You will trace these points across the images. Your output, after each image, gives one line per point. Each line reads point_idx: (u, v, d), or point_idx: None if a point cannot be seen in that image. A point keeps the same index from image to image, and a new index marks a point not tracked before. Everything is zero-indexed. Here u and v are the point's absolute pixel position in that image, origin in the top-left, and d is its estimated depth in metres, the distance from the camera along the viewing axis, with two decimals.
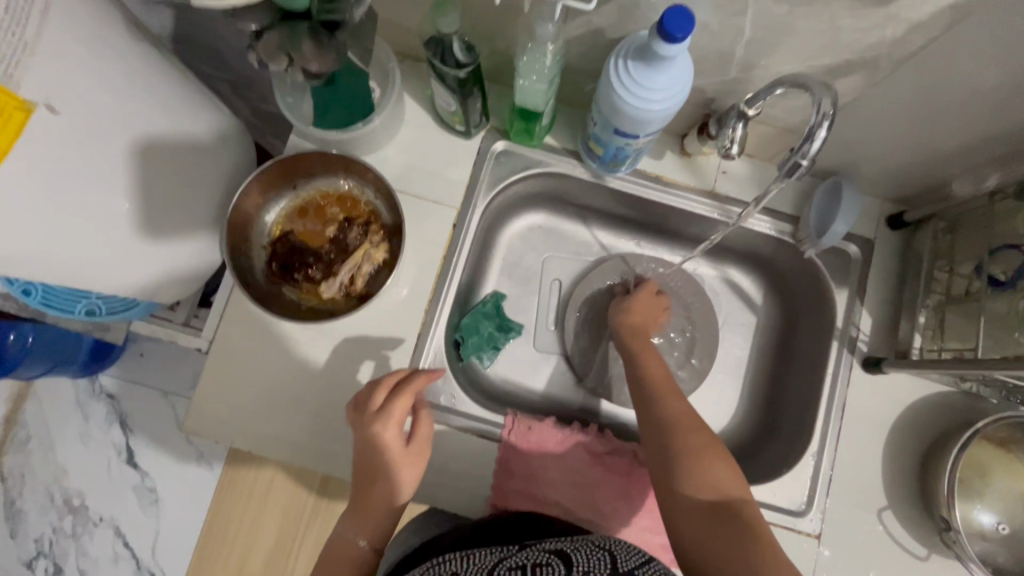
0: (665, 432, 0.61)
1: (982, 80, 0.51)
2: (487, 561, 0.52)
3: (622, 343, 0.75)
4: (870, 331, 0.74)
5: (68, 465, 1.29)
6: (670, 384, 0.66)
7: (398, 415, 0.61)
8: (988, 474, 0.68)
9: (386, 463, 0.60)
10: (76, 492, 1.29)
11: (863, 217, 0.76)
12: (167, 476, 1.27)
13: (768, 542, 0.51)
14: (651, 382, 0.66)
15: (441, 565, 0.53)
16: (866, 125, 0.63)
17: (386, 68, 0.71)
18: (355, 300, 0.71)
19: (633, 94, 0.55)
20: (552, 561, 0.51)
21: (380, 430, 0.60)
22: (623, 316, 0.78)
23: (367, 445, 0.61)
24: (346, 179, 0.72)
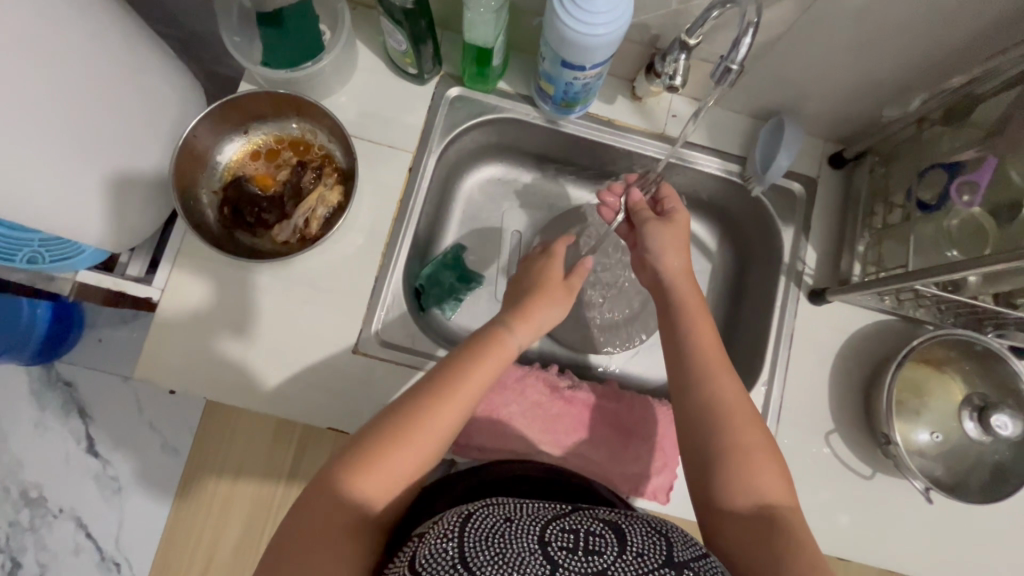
0: (708, 421, 0.56)
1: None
2: (541, 515, 0.49)
3: (664, 292, 0.67)
4: (815, 265, 0.77)
5: (24, 455, 1.25)
6: (722, 361, 0.60)
7: (556, 291, 0.69)
8: (923, 393, 0.72)
9: (530, 322, 0.64)
10: (33, 484, 1.24)
11: (806, 156, 0.79)
12: (130, 462, 1.24)
13: (810, 561, 0.48)
14: (700, 354, 0.60)
15: (494, 506, 0.50)
16: (804, 59, 0.66)
17: (336, 10, 0.70)
18: (310, 243, 0.71)
19: (576, 20, 0.56)
20: (607, 533, 0.47)
21: (541, 296, 0.67)
22: (665, 257, 0.67)
23: (517, 308, 0.65)
24: (299, 122, 0.72)
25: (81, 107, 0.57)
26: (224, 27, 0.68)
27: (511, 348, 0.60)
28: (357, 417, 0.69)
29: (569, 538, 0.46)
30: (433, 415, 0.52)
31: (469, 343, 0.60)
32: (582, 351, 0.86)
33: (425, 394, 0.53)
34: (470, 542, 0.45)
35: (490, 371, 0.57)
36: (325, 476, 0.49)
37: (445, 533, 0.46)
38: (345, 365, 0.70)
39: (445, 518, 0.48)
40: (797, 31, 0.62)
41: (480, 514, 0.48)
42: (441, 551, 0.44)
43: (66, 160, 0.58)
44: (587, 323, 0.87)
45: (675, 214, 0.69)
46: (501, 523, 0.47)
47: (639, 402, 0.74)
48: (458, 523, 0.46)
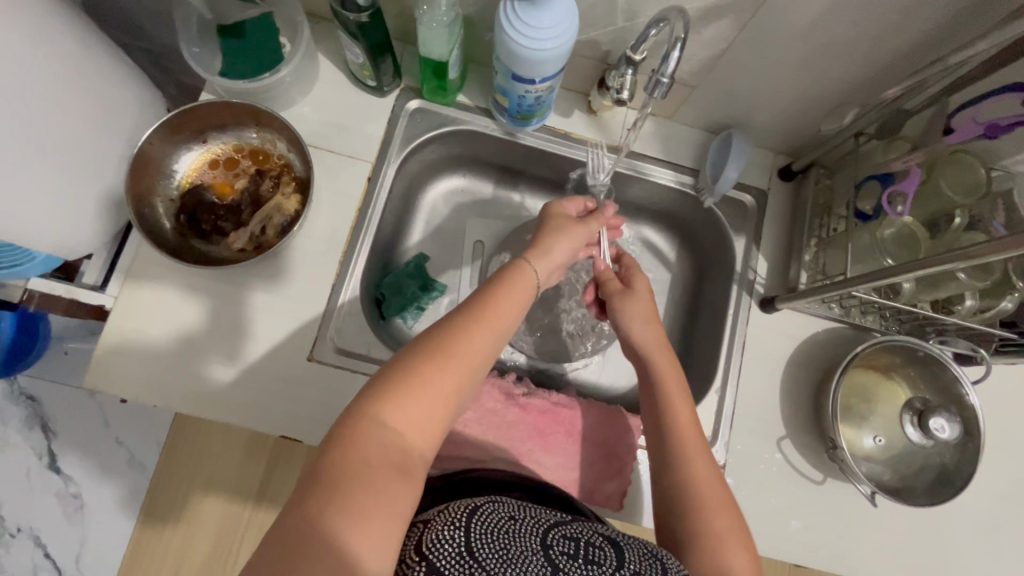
0: (680, 504, 0.55)
1: (813, 14, 0.58)
2: (543, 520, 0.51)
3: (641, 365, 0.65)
4: (766, 274, 0.79)
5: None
6: (700, 441, 0.59)
7: (575, 232, 0.67)
8: (871, 398, 0.74)
9: (549, 260, 0.64)
10: None
11: (757, 170, 0.81)
12: (91, 479, 1.21)
13: None
14: (677, 434, 0.59)
15: (500, 501, 0.51)
16: (748, 76, 0.69)
17: (296, 23, 0.72)
18: (266, 250, 0.71)
19: (521, 34, 0.58)
20: (605, 547, 0.49)
21: (562, 234, 0.66)
22: (636, 329, 0.66)
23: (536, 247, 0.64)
24: (258, 132, 0.73)
25: (40, 113, 0.58)
26: (183, 36, 0.70)
27: (530, 281, 0.60)
28: (311, 423, 0.69)
29: (570, 546, 0.48)
30: (468, 341, 0.51)
31: (487, 280, 0.59)
32: (544, 358, 0.86)
33: (457, 321, 0.52)
34: (477, 532, 0.46)
35: (516, 301, 0.57)
36: (363, 403, 0.45)
37: (454, 521, 0.46)
38: (300, 371, 0.70)
39: (451, 507, 0.49)
40: (738, 49, 0.65)
41: (486, 508, 0.49)
42: (449, 538, 0.45)
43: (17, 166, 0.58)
44: (548, 331, 0.88)
45: (636, 282, 0.69)
46: (506, 521, 0.48)
47: (605, 409, 0.74)
48: (464, 513, 0.47)
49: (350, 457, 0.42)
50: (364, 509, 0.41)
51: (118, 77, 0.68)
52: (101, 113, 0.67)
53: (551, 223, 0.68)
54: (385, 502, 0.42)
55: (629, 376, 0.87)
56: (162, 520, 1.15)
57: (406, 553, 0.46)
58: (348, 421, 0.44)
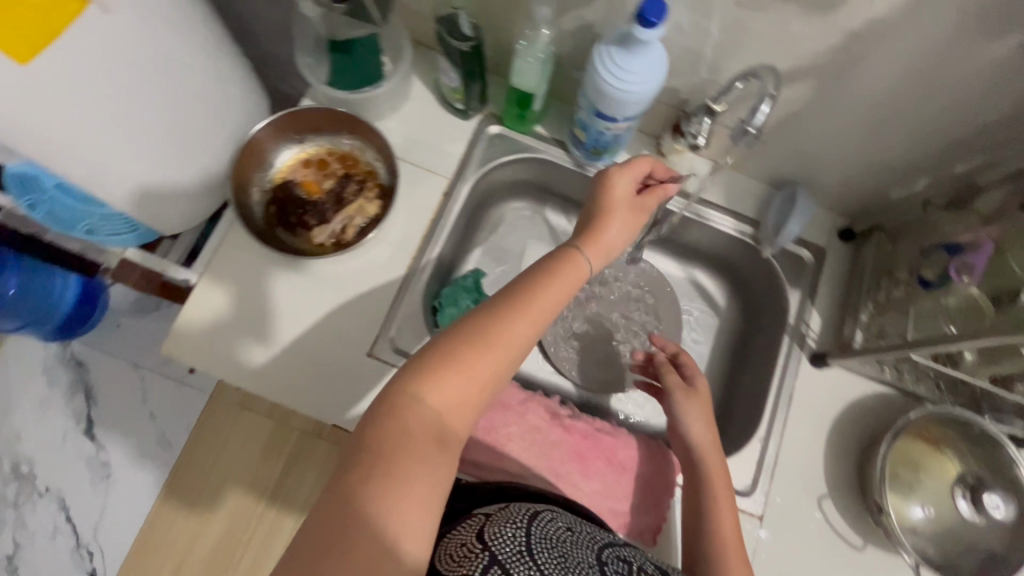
0: None
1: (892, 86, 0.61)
2: (599, 539, 0.53)
3: (692, 464, 0.66)
4: (819, 329, 0.79)
5: (24, 429, 1.27)
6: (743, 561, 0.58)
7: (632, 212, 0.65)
8: (919, 469, 0.72)
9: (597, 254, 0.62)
10: (27, 459, 1.25)
11: (818, 227, 0.83)
12: (123, 449, 1.25)
13: None
14: (719, 534, 0.60)
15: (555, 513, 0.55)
16: (821, 135, 0.71)
17: (400, 46, 0.79)
18: (343, 247, 0.76)
19: (612, 76, 0.63)
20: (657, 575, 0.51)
21: (618, 216, 0.64)
22: (693, 427, 0.68)
23: (585, 239, 0.62)
24: (351, 139, 0.79)
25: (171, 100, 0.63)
26: (299, 47, 0.76)
27: (578, 269, 0.59)
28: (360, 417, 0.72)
29: (623, 566, 0.50)
30: (506, 325, 0.52)
31: (536, 263, 0.59)
32: (584, 386, 0.88)
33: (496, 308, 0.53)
34: (537, 536, 0.48)
35: (558, 291, 0.56)
36: (408, 378, 0.47)
37: (517, 522, 0.49)
38: (357, 365, 0.73)
39: (514, 509, 0.52)
40: (815, 109, 0.68)
41: (545, 518, 0.52)
42: (511, 535, 0.48)
43: (155, 144, 0.65)
44: (593, 360, 0.89)
45: (698, 382, 0.72)
46: (563, 531, 0.51)
47: (650, 444, 0.75)
48: (525, 517, 0.51)
49: (388, 429, 0.44)
50: (405, 479, 0.43)
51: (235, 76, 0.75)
52: (225, 108, 0.72)
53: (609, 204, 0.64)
54: (423, 473, 0.44)
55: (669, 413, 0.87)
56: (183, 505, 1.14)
57: (467, 539, 0.48)
58: (393, 393, 0.46)
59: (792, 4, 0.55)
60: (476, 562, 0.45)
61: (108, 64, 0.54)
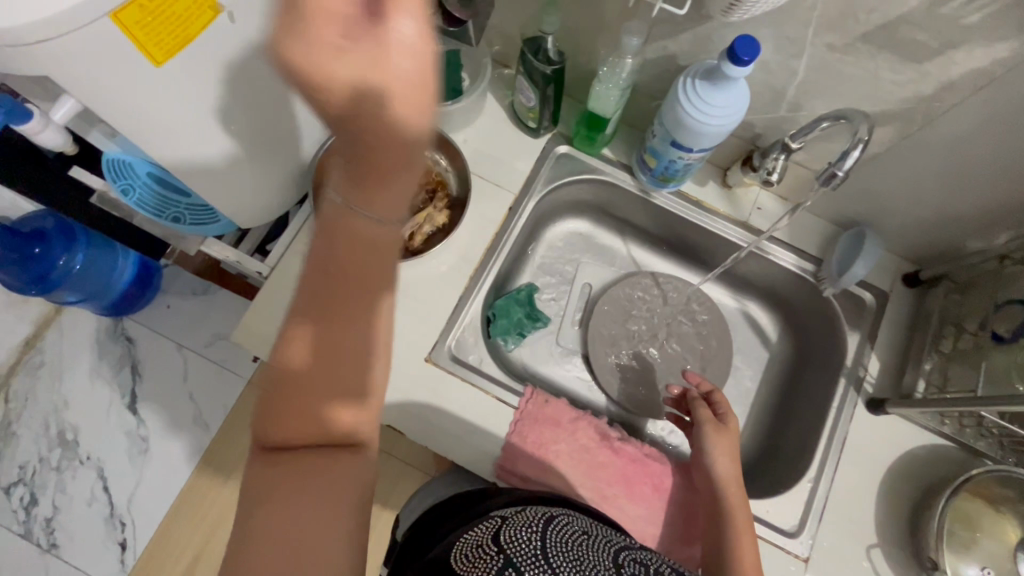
0: None
1: (980, 139, 0.60)
2: (615, 541, 0.52)
3: (713, 497, 0.67)
4: (876, 374, 0.78)
5: (71, 397, 1.29)
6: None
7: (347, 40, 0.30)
8: (976, 528, 0.71)
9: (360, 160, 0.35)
10: (71, 427, 1.27)
11: (881, 271, 0.82)
12: (164, 426, 1.28)
13: None
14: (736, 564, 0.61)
15: (574, 519, 0.54)
16: (897, 180, 0.71)
17: (479, 64, 0.81)
18: (410, 253, 0.78)
19: (695, 108, 0.64)
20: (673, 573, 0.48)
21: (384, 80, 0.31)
22: (718, 464, 0.68)
23: (356, 181, 0.35)
24: (426, 149, 0.82)
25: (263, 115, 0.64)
26: None
27: (354, 225, 0.36)
28: (411, 423, 0.73)
29: (641, 568, 0.47)
30: (311, 332, 0.36)
31: (311, 246, 0.37)
32: (628, 409, 0.88)
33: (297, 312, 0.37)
34: (552, 540, 0.48)
35: (366, 243, 0.36)
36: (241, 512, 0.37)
37: (532, 526, 0.50)
38: (414, 369, 0.75)
39: (528, 514, 0.52)
40: (894, 154, 0.67)
41: (563, 522, 0.52)
42: (527, 539, 0.47)
43: (256, 151, 0.67)
44: (639, 383, 0.89)
45: (729, 419, 0.72)
46: (580, 534, 0.51)
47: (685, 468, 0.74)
48: (541, 522, 0.50)
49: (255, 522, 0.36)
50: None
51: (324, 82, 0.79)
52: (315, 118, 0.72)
53: (311, 61, 0.30)
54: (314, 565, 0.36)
55: None
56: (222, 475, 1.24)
57: (484, 540, 0.48)
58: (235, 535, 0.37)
59: (887, 50, 0.56)
60: (491, 564, 0.45)
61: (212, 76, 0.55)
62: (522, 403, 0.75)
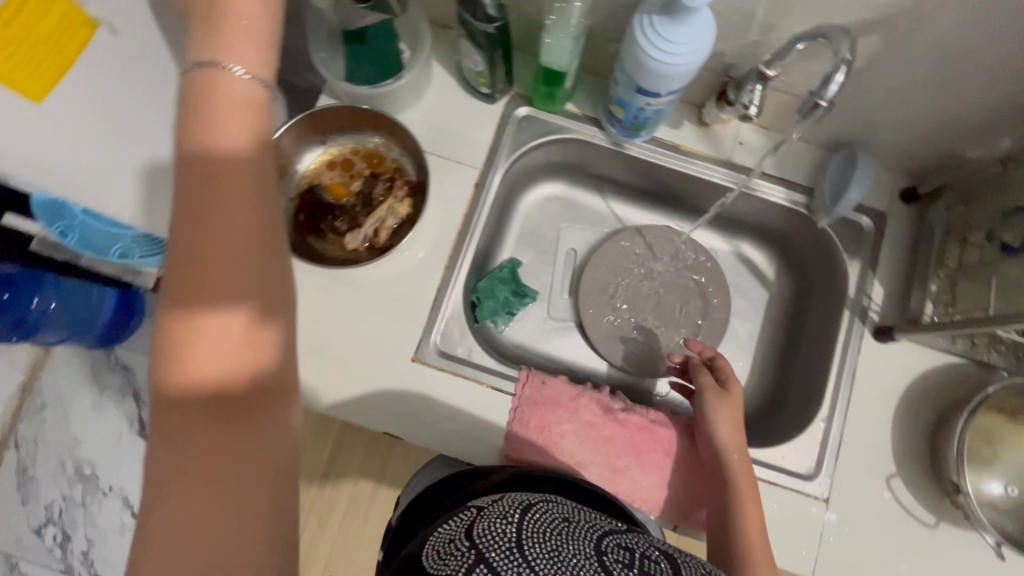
0: None
1: (974, 36, 0.54)
2: (598, 525, 0.49)
3: (717, 467, 0.65)
4: (882, 301, 0.75)
5: (81, 433, 1.14)
6: (770, 564, 0.58)
7: (232, 30, 0.39)
8: (995, 443, 0.69)
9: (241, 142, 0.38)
10: (87, 462, 1.13)
11: (878, 191, 0.77)
12: None
13: None
14: (744, 535, 0.60)
15: (551, 505, 0.51)
16: (886, 93, 0.65)
17: (417, 31, 0.73)
18: (378, 252, 0.73)
19: (655, 47, 0.57)
20: (661, 559, 0.46)
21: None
22: (722, 433, 0.66)
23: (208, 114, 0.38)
24: (374, 135, 0.75)
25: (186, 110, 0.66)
26: (313, 43, 0.71)
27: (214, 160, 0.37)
28: (409, 428, 0.70)
29: (625, 554, 0.45)
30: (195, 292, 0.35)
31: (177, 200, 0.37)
32: (630, 372, 0.85)
33: (206, 293, 0.35)
34: (528, 530, 0.45)
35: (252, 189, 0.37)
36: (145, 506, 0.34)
37: (508, 515, 0.47)
38: (404, 371, 0.71)
39: (506, 502, 0.50)
40: (881, 65, 0.61)
41: (540, 509, 0.49)
42: (500, 531, 0.45)
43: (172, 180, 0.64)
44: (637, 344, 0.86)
45: (731, 385, 0.70)
46: (560, 521, 0.48)
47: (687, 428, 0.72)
48: (517, 510, 0.48)
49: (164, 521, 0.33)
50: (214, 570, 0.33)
51: None
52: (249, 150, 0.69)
53: (222, 51, 0.39)
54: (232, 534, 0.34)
55: None
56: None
57: (456, 535, 0.46)
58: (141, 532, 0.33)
59: None
60: (461, 561, 0.42)
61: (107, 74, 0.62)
62: (519, 390, 0.72)
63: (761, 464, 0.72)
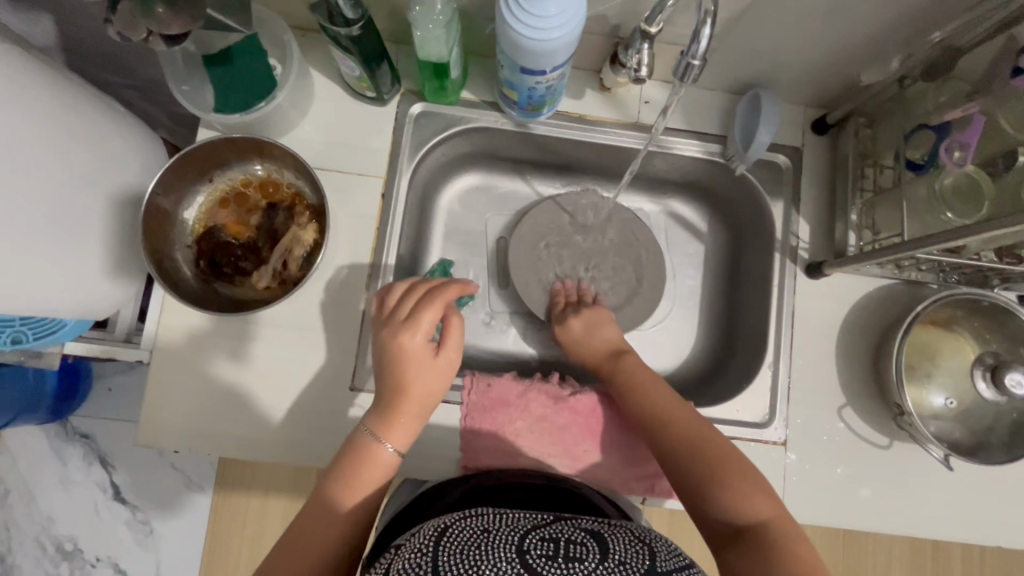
0: (663, 434, 0.60)
1: None
2: (522, 523, 0.48)
3: (598, 366, 0.71)
4: (809, 238, 0.75)
5: (55, 512, 1.08)
6: (667, 392, 0.64)
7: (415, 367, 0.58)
8: (936, 356, 0.70)
9: (442, 352, 0.59)
10: (67, 537, 1.08)
11: (789, 127, 0.76)
12: (168, 514, 1.08)
13: (795, 546, 0.50)
14: (638, 389, 0.65)
15: (472, 517, 0.49)
16: (776, 32, 0.63)
17: (282, 41, 0.67)
18: (291, 285, 0.69)
19: (517, 19, 0.53)
20: (587, 541, 0.46)
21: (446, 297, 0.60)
22: (593, 337, 0.73)
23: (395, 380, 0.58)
24: (263, 164, 0.70)
25: (93, 174, 0.61)
26: (170, 76, 0.65)
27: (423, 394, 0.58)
28: None
29: (548, 547, 0.44)
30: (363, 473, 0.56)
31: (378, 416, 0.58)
32: None
33: (365, 490, 0.56)
34: (446, 556, 0.43)
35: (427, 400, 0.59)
36: None
37: (422, 548, 0.45)
38: (344, 403, 0.69)
39: (422, 532, 0.47)
40: (763, 5, 0.59)
41: (458, 528, 0.47)
42: (417, 566, 0.43)
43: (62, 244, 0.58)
44: None
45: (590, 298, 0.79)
46: (479, 534, 0.46)
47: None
48: (433, 539, 0.46)
49: None
50: None
51: (120, 125, 0.65)
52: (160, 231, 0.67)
53: (399, 375, 0.58)
54: None
55: (676, 355, 0.84)
56: (261, 489, 1.06)
57: None
58: None
59: None
60: None
61: (22, 116, 0.51)
62: (466, 397, 0.70)
63: (716, 421, 0.72)
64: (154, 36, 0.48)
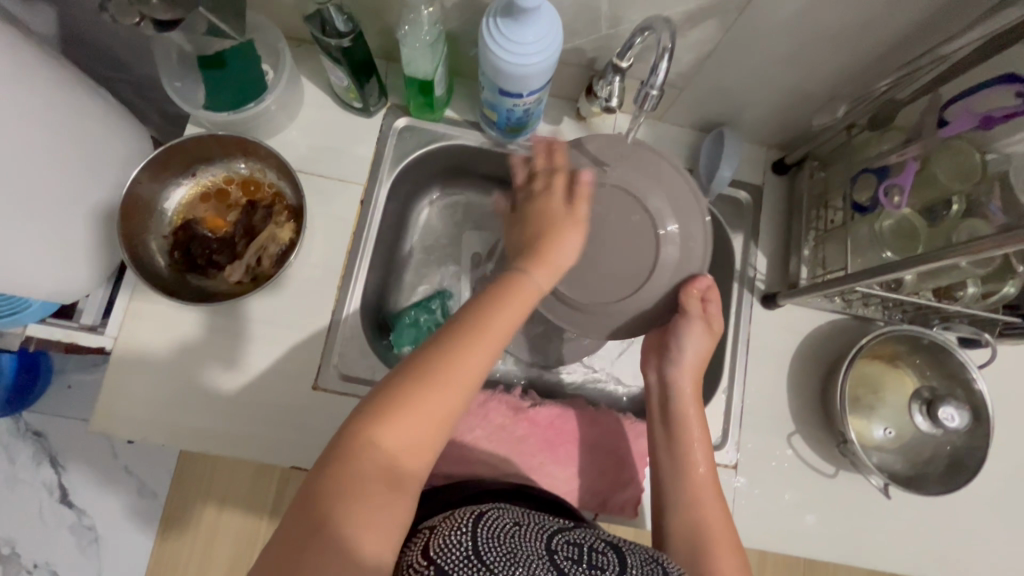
0: (689, 503, 0.58)
1: (786, 13, 0.57)
2: (548, 525, 0.48)
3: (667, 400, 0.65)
4: (766, 270, 0.79)
5: None
6: (711, 461, 0.61)
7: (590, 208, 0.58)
8: (880, 389, 0.74)
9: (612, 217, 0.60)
10: (4, 540, 1.04)
11: (750, 165, 0.81)
12: (115, 520, 1.04)
13: None
14: (687, 445, 0.61)
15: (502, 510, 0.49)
16: (738, 76, 0.68)
17: (277, 48, 0.71)
18: (262, 281, 0.71)
19: (500, 43, 0.58)
20: (608, 548, 0.46)
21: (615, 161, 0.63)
22: (686, 348, 0.64)
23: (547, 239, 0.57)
24: (247, 162, 0.73)
25: (75, 159, 0.61)
26: (164, 72, 0.67)
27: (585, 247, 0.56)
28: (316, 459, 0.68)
29: (574, 551, 0.45)
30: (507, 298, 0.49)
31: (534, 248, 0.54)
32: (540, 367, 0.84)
33: (513, 313, 0.49)
34: (483, 538, 0.42)
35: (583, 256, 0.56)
36: (364, 415, 0.41)
37: (460, 526, 0.43)
38: (306, 402, 0.69)
39: (456, 514, 0.46)
40: (725, 50, 0.64)
41: (492, 515, 0.46)
42: (456, 542, 0.42)
43: (38, 226, 0.58)
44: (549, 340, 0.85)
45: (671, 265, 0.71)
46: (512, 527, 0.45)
47: (583, 413, 0.75)
48: (471, 518, 0.44)
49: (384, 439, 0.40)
50: (372, 510, 0.39)
51: (110, 113, 0.67)
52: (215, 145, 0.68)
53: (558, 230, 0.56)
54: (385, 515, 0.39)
55: None
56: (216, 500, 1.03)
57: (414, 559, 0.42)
58: (349, 435, 0.41)
59: None
60: None
61: (9, 95, 0.52)
62: None
63: None
64: (144, 18, 0.52)
